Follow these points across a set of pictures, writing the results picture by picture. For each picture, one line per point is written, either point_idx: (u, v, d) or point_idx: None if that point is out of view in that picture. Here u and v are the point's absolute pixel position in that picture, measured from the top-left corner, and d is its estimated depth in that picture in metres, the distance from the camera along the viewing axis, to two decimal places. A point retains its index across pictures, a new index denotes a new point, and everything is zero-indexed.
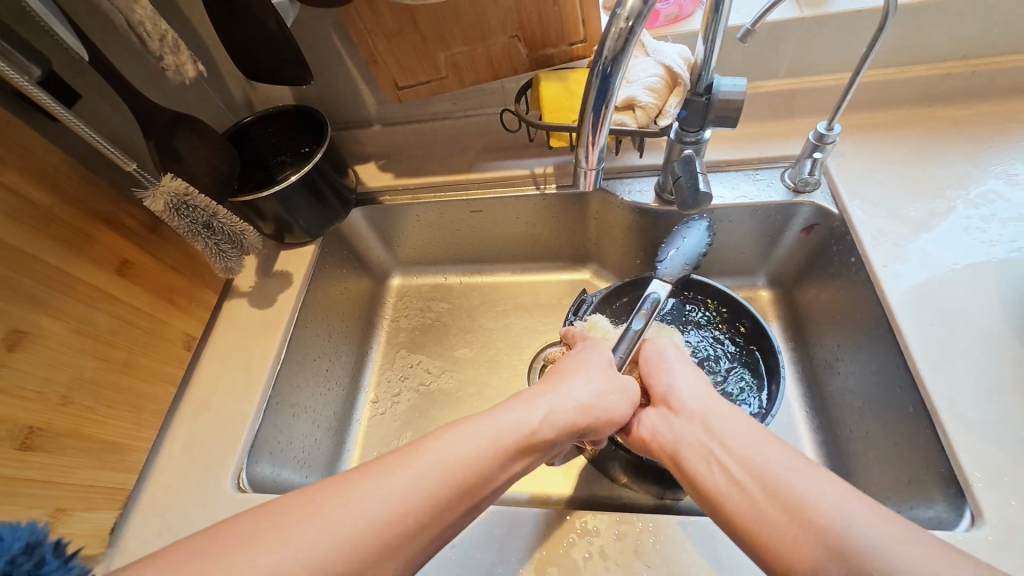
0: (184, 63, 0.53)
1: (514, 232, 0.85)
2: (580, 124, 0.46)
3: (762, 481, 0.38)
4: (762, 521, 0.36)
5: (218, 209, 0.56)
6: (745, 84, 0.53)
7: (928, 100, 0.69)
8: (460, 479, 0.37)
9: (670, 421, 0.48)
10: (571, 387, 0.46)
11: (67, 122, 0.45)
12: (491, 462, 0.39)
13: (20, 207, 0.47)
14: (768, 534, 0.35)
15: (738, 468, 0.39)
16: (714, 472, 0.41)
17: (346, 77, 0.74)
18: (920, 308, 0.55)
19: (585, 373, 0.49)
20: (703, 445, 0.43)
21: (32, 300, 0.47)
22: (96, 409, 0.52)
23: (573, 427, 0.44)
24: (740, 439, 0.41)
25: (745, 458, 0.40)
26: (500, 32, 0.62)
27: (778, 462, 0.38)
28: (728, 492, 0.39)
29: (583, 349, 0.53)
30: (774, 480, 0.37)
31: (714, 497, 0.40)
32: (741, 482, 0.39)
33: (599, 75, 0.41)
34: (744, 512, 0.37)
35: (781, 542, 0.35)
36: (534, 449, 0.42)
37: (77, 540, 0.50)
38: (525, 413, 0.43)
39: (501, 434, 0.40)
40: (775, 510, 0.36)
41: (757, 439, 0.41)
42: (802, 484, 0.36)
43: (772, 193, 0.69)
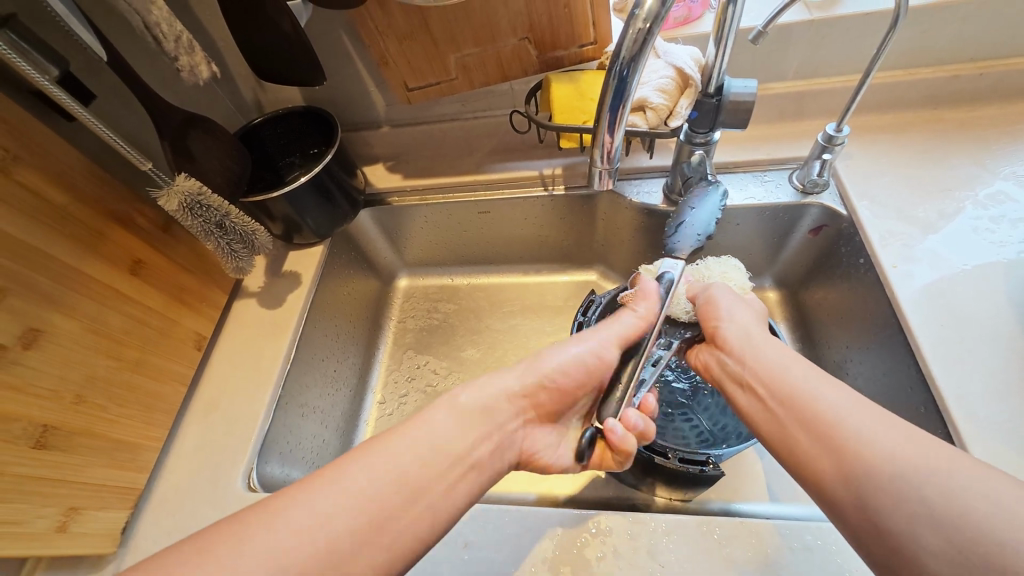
0: (199, 63, 0.54)
1: (521, 233, 0.86)
2: (595, 124, 0.46)
3: (787, 401, 0.39)
4: (786, 439, 0.38)
5: (231, 208, 0.56)
6: (755, 86, 0.54)
7: (935, 102, 0.69)
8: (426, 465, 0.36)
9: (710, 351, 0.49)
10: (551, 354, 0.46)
11: (85, 121, 0.45)
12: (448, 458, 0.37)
13: (36, 206, 0.47)
14: (798, 454, 0.37)
15: (765, 391, 0.41)
16: (742, 394, 0.43)
17: (356, 79, 0.75)
18: (930, 308, 0.55)
19: (575, 339, 0.48)
20: (740, 372, 0.44)
21: (47, 298, 0.47)
22: (109, 408, 0.52)
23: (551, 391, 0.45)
24: (778, 368, 0.41)
25: (777, 378, 0.41)
26: (511, 34, 0.62)
27: (811, 383, 0.39)
28: (754, 411, 0.41)
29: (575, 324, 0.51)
30: (806, 405, 0.38)
31: (746, 416, 0.42)
32: (768, 401, 0.40)
33: (616, 76, 0.41)
34: (779, 430, 0.39)
35: (808, 458, 0.36)
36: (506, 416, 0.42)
37: (89, 539, 0.50)
38: (503, 381, 0.44)
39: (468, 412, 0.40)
40: (807, 432, 0.37)
41: (797, 364, 0.41)
42: (835, 405, 0.37)
43: (780, 194, 0.69)
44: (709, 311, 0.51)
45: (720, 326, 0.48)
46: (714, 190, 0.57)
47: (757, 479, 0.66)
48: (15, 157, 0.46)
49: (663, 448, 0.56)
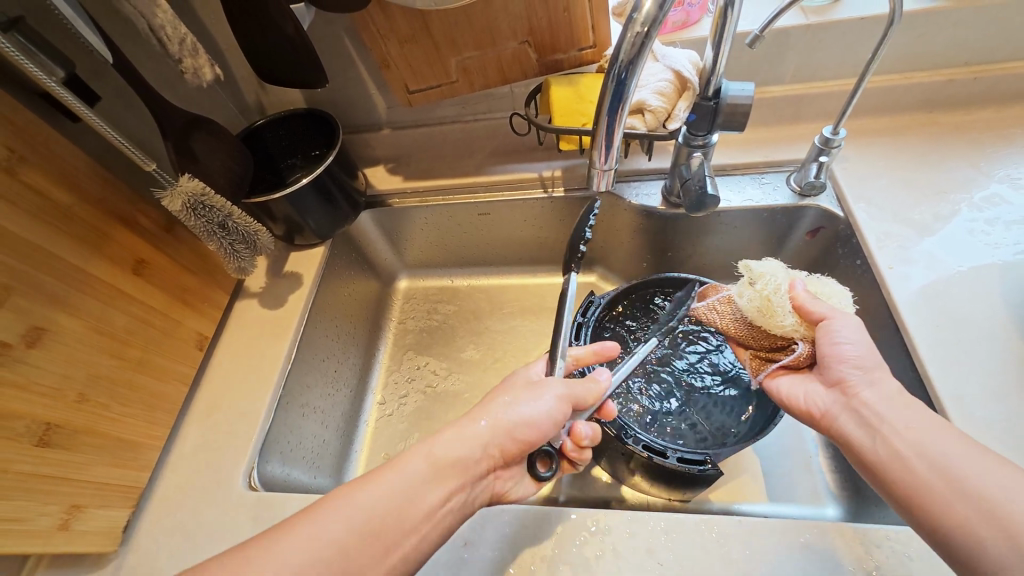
0: (202, 66, 0.54)
1: (520, 235, 0.86)
2: (595, 126, 0.47)
3: (886, 427, 0.43)
4: (883, 462, 0.42)
5: (233, 209, 0.56)
6: (753, 89, 0.54)
7: (930, 105, 0.70)
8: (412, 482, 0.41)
9: (808, 387, 0.50)
10: (497, 403, 0.48)
11: (90, 121, 0.46)
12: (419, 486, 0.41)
13: (41, 206, 0.48)
14: (921, 497, 0.39)
15: (866, 417, 0.44)
16: (841, 417, 0.46)
17: (357, 81, 0.76)
18: (926, 309, 0.56)
19: (516, 388, 0.50)
20: (832, 398, 0.48)
21: (52, 297, 0.48)
22: (111, 406, 0.52)
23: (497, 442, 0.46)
24: (873, 395, 0.45)
25: (888, 422, 0.43)
26: (511, 37, 0.63)
27: (927, 431, 0.41)
28: (850, 432, 0.45)
29: (515, 376, 0.55)
30: (930, 450, 0.40)
31: (861, 453, 0.44)
32: (886, 440, 0.42)
33: (614, 79, 0.42)
34: (897, 471, 0.41)
35: (936, 504, 0.38)
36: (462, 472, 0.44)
37: (91, 537, 0.50)
38: (455, 438, 0.45)
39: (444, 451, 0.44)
40: (936, 479, 0.38)
41: (912, 409, 0.43)
42: (956, 454, 0.39)
43: (777, 197, 0.69)
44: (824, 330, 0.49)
45: (834, 346, 0.48)
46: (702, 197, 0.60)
47: (755, 479, 0.66)
48: (21, 158, 0.46)
49: (662, 448, 0.57)
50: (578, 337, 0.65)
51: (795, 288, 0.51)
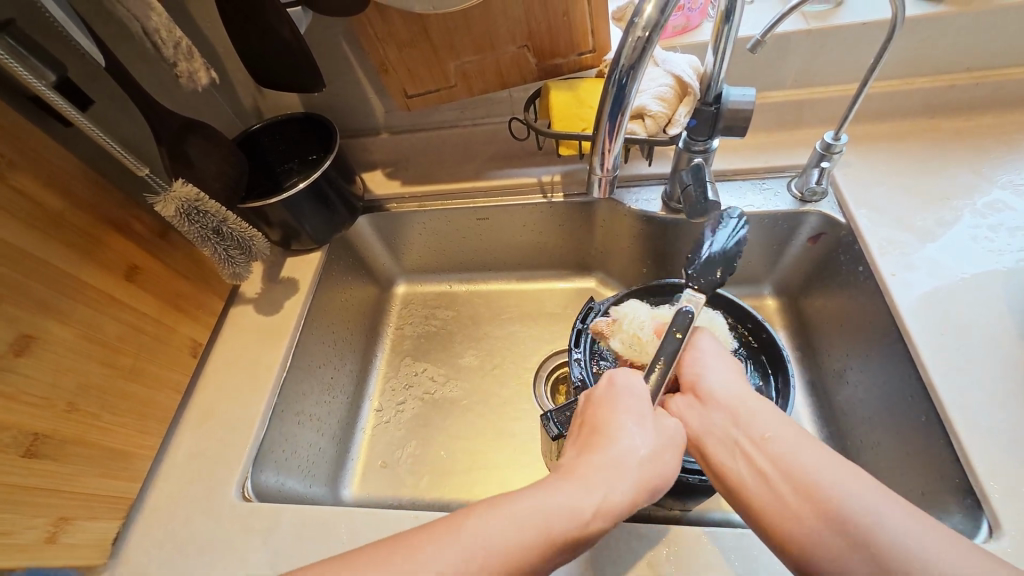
0: (198, 70, 0.53)
1: (519, 240, 0.85)
2: (595, 131, 0.46)
3: (788, 471, 0.38)
4: (790, 517, 0.36)
5: (229, 215, 0.55)
6: (754, 95, 0.54)
7: (932, 111, 0.69)
8: (536, 543, 0.36)
9: (703, 414, 0.45)
10: (622, 451, 0.41)
11: (82, 126, 0.45)
12: (540, 555, 0.36)
13: (31, 211, 0.47)
14: (804, 541, 0.36)
15: (763, 459, 0.39)
16: (735, 462, 0.41)
17: (355, 85, 0.75)
18: (929, 316, 0.55)
19: (632, 420, 0.43)
20: (730, 436, 0.42)
21: (41, 304, 0.47)
22: (101, 415, 0.51)
23: (631, 504, 0.39)
24: (768, 432, 0.41)
25: (777, 453, 0.39)
26: (510, 42, 0.62)
27: (810, 461, 0.38)
28: (751, 482, 0.39)
29: (614, 386, 0.46)
30: (805, 480, 0.37)
31: (740, 490, 0.40)
32: (766, 474, 0.39)
33: (616, 83, 0.41)
34: (772, 510, 0.37)
35: (813, 548, 0.35)
36: (588, 536, 0.38)
37: (80, 550, 0.49)
38: (579, 496, 0.38)
39: (564, 510, 0.37)
40: (817, 520, 0.35)
41: (787, 433, 0.40)
42: (836, 484, 0.36)
43: (779, 203, 0.69)
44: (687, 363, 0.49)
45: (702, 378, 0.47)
46: (731, 216, 0.57)
47: None
48: (10, 162, 0.46)
49: None
50: (578, 344, 0.65)
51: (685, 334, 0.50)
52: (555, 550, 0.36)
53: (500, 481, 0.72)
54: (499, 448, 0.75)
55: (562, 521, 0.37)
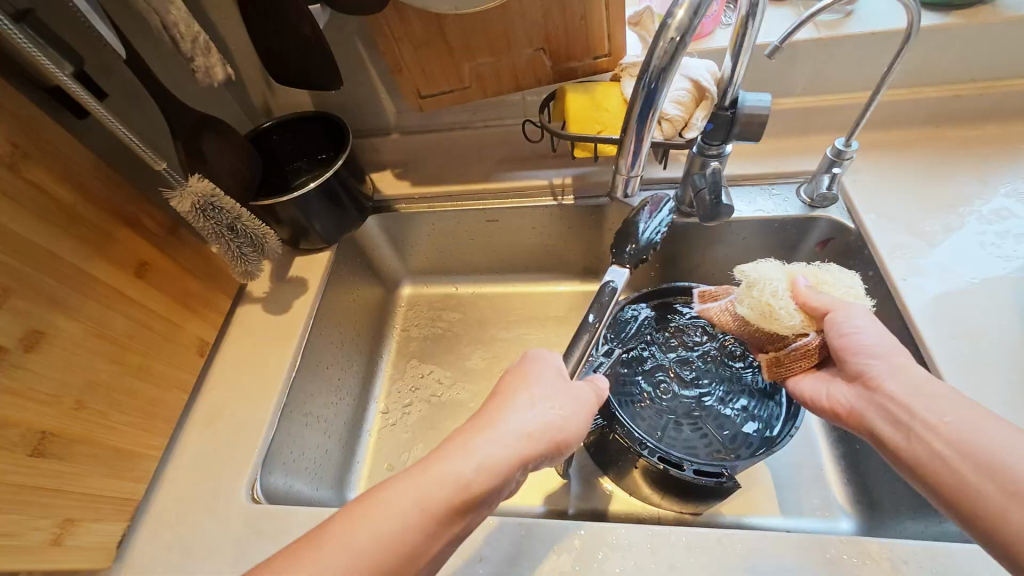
0: (214, 65, 0.53)
1: (528, 243, 0.86)
2: (622, 133, 0.47)
3: (936, 430, 0.39)
4: (946, 472, 0.37)
5: (244, 211, 0.55)
6: (769, 100, 0.55)
7: (937, 120, 0.71)
8: (403, 523, 0.34)
9: (831, 386, 0.48)
10: (507, 416, 0.39)
11: (99, 116, 0.43)
12: (416, 535, 0.34)
13: (43, 203, 0.46)
14: (969, 500, 0.36)
15: (913, 421, 0.40)
16: (887, 425, 0.42)
17: (367, 85, 0.75)
18: (941, 320, 0.56)
19: (526, 386, 0.41)
20: (876, 401, 0.43)
21: (50, 299, 0.46)
22: (110, 414, 0.50)
23: (514, 464, 0.37)
24: (904, 396, 0.41)
25: (929, 419, 0.39)
26: (526, 44, 0.63)
27: (974, 429, 0.37)
28: (903, 443, 0.41)
29: (527, 359, 0.45)
30: (979, 451, 0.36)
31: (897, 452, 0.41)
32: (916, 436, 0.40)
33: (644, 87, 0.42)
34: (909, 435, 0.40)
35: (971, 496, 0.36)
36: (477, 500, 0.36)
37: (86, 553, 0.48)
38: (459, 462, 0.36)
39: (444, 480, 0.35)
40: (975, 473, 0.36)
41: (917, 377, 0.42)
42: (1010, 451, 0.35)
43: (788, 208, 0.70)
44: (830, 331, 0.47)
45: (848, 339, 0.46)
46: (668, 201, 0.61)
47: (765, 491, 0.67)
48: (25, 154, 0.45)
49: (677, 459, 0.57)
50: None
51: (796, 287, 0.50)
52: (433, 526, 0.35)
53: None
54: None
55: (438, 490, 0.35)
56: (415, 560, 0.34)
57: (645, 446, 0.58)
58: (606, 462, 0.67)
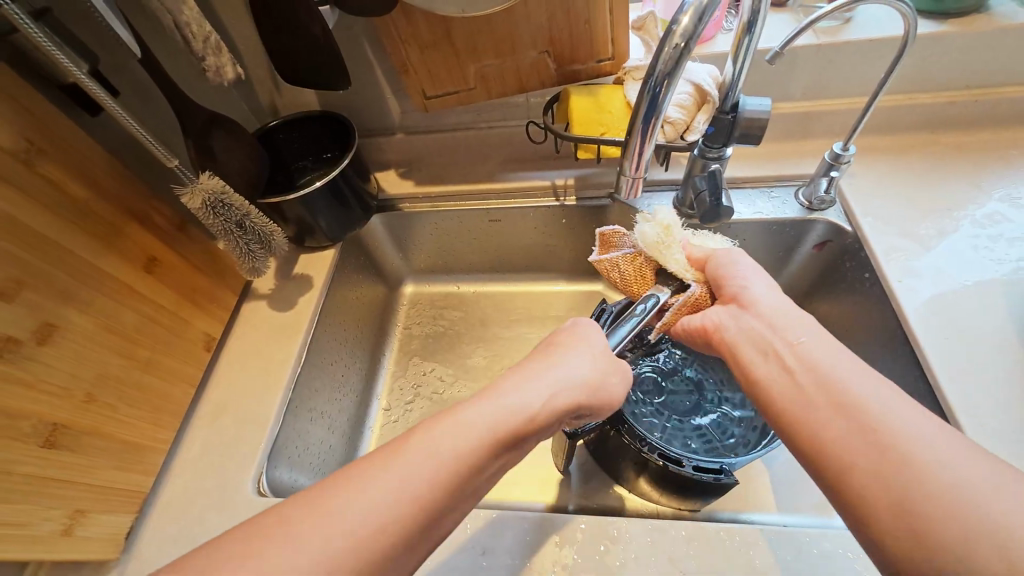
0: (225, 65, 0.54)
1: (529, 242, 0.87)
2: (628, 136, 0.48)
3: (823, 379, 0.38)
4: (818, 421, 0.37)
5: (251, 209, 0.56)
6: (769, 104, 0.56)
7: (933, 125, 0.72)
8: (478, 444, 0.37)
9: (721, 313, 0.47)
10: (565, 365, 0.43)
11: (116, 114, 0.44)
12: (482, 457, 0.37)
13: (57, 199, 0.47)
14: (829, 447, 0.36)
15: (800, 366, 0.40)
16: (766, 362, 0.42)
17: (373, 86, 0.76)
18: (936, 321, 0.57)
19: (586, 340, 0.46)
20: (765, 338, 0.43)
21: (64, 293, 0.46)
22: (119, 407, 0.51)
23: (573, 405, 0.42)
24: (811, 346, 0.40)
25: (829, 368, 0.39)
26: (531, 47, 0.64)
27: (873, 394, 0.36)
28: (780, 383, 0.40)
29: (576, 325, 0.49)
30: (856, 403, 0.36)
31: (769, 392, 0.41)
32: (799, 380, 0.39)
33: (650, 92, 0.43)
34: (815, 416, 0.37)
35: (837, 446, 0.35)
36: (531, 432, 0.40)
37: (95, 544, 0.48)
38: (523, 397, 0.40)
39: (510, 407, 0.39)
40: (848, 421, 0.36)
41: (836, 355, 0.40)
42: (896, 420, 0.35)
43: (786, 210, 0.71)
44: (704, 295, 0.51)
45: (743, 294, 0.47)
46: None
47: (762, 488, 0.68)
48: (39, 150, 0.45)
49: (677, 457, 0.58)
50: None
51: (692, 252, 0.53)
52: (500, 447, 0.38)
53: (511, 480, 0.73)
54: None
55: (507, 419, 0.38)
56: (472, 482, 0.36)
57: (644, 443, 0.59)
58: (605, 458, 0.68)
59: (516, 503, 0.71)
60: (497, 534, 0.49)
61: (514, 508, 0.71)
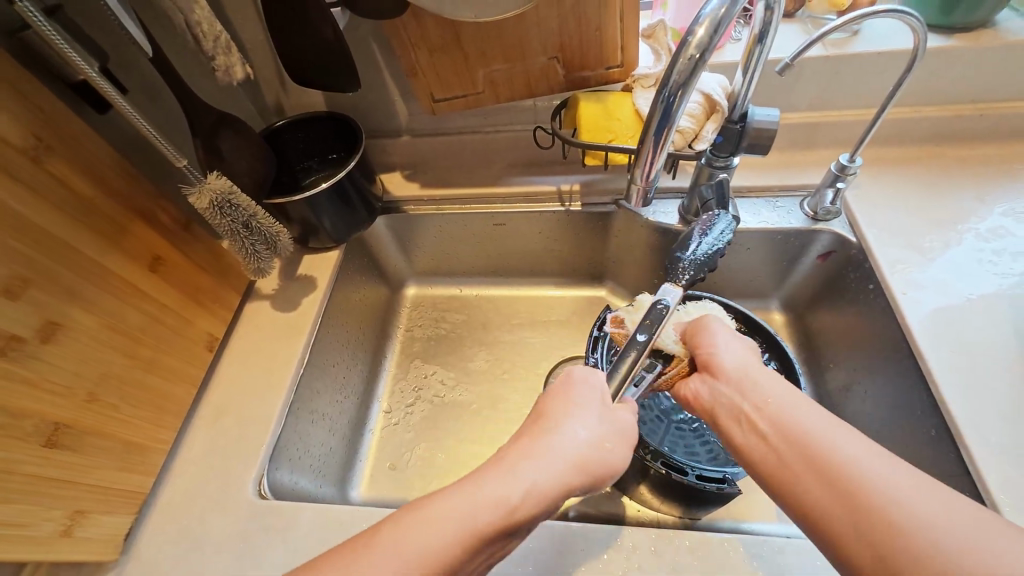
0: (234, 64, 0.54)
1: (533, 247, 0.87)
2: (640, 144, 0.48)
3: (784, 428, 0.39)
4: (783, 469, 0.38)
5: (259, 210, 0.56)
6: (778, 115, 0.56)
7: (937, 138, 0.72)
8: (456, 541, 0.35)
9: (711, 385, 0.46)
10: (560, 439, 0.40)
11: (125, 113, 0.44)
12: (460, 555, 0.35)
13: (63, 196, 0.46)
14: (794, 489, 0.37)
15: (764, 422, 0.40)
16: (739, 428, 0.42)
17: (381, 87, 0.76)
18: (940, 334, 0.57)
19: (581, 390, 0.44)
20: (736, 403, 0.43)
21: (69, 291, 0.46)
22: (121, 407, 0.50)
23: (560, 493, 0.38)
24: (773, 394, 0.42)
25: (788, 418, 0.39)
26: (540, 53, 0.64)
27: (824, 429, 0.38)
28: (751, 446, 0.40)
29: (570, 380, 0.45)
30: (814, 449, 0.37)
31: (746, 455, 0.41)
32: (767, 438, 0.40)
33: (663, 102, 0.43)
34: (760, 451, 0.40)
35: (794, 483, 0.37)
36: (517, 526, 0.37)
37: (96, 545, 0.48)
38: (506, 484, 0.37)
39: (487, 500, 0.36)
40: (802, 463, 0.37)
41: (794, 391, 0.42)
42: (845, 451, 0.36)
43: (791, 220, 0.71)
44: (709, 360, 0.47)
45: (713, 356, 0.47)
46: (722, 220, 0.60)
47: (763, 498, 0.68)
48: (48, 147, 0.45)
49: (680, 465, 0.58)
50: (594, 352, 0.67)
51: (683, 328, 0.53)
52: (482, 546, 0.36)
53: None
54: None
55: (488, 513, 0.36)
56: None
57: (647, 451, 0.59)
58: None
59: None
60: None
61: None
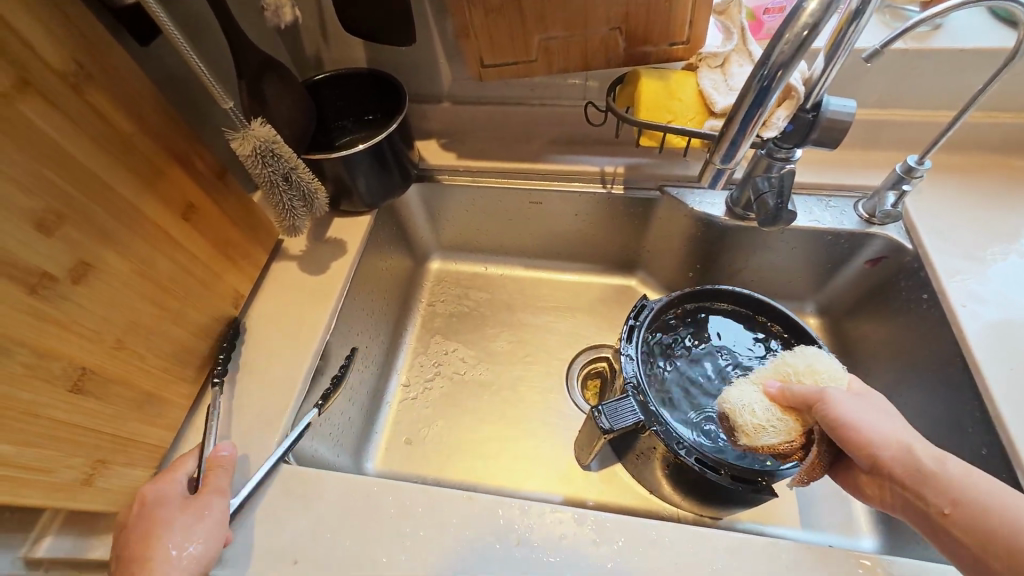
0: (284, 6, 0.50)
1: (566, 229, 0.84)
2: (726, 122, 0.47)
3: (880, 465, 0.42)
4: (921, 511, 0.40)
5: (300, 163, 0.53)
6: (854, 106, 0.53)
7: (1006, 148, 0.69)
8: None
9: (874, 426, 0.42)
10: None
11: (177, 45, 0.41)
12: None
13: (102, 130, 0.44)
14: (949, 527, 0.38)
15: (893, 476, 0.41)
16: (873, 485, 0.44)
17: (427, 47, 0.72)
18: (1001, 349, 0.55)
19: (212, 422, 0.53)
20: (863, 459, 0.43)
21: (102, 232, 0.44)
22: (146, 357, 0.48)
23: None
24: (883, 434, 0.42)
25: (898, 461, 0.41)
26: (604, 21, 0.60)
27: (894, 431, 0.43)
28: (877, 492, 0.44)
29: None
30: (931, 477, 0.40)
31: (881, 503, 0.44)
32: (884, 483, 0.43)
33: (759, 81, 0.42)
34: (901, 477, 0.41)
35: (955, 523, 0.38)
36: None
37: (115, 496, 0.46)
38: None
39: None
40: (927, 499, 0.40)
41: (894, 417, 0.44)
42: (939, 466, 0.40)
43: (844, 221, 0.68)
44: (848, 430, 0.43)
45: (846, 429, 0.43)
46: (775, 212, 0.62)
47: (788, 503, 0.66)
48: (88, 75, 0.42)
49: (716, 462, 0.55)
50: (630, 340, 0.64)
51: (771, 392, 0.50)
52: None
53: (529, 469, 0.72)
54: (530, 436, 0.75)
55: None
56: None
57: (681, 446, 0.56)
58: (630, 456, 0.66)
59: (533, 493, 0.70)
60: (532, 526, 0.47)
61: (530, 498, 0.70)
